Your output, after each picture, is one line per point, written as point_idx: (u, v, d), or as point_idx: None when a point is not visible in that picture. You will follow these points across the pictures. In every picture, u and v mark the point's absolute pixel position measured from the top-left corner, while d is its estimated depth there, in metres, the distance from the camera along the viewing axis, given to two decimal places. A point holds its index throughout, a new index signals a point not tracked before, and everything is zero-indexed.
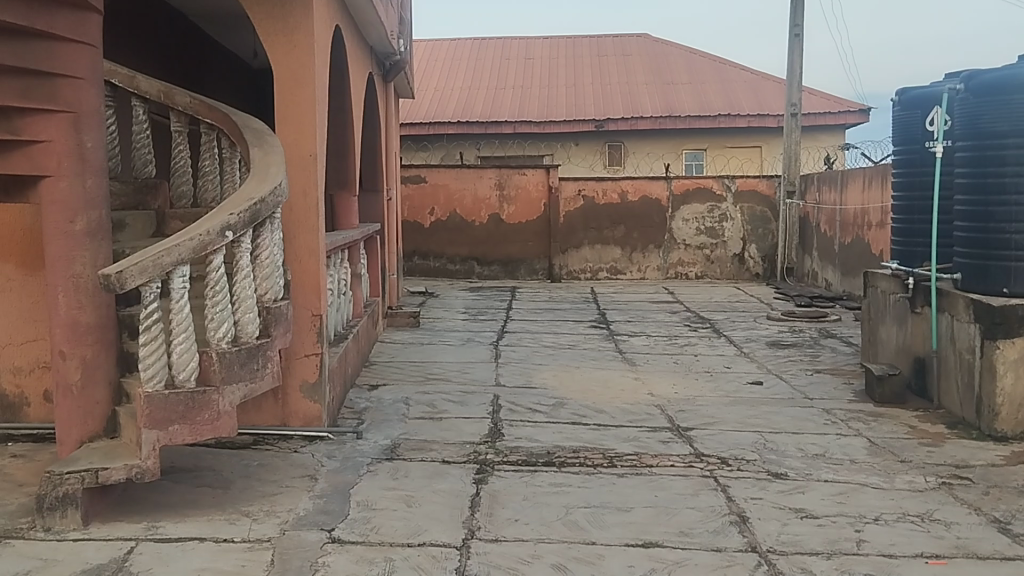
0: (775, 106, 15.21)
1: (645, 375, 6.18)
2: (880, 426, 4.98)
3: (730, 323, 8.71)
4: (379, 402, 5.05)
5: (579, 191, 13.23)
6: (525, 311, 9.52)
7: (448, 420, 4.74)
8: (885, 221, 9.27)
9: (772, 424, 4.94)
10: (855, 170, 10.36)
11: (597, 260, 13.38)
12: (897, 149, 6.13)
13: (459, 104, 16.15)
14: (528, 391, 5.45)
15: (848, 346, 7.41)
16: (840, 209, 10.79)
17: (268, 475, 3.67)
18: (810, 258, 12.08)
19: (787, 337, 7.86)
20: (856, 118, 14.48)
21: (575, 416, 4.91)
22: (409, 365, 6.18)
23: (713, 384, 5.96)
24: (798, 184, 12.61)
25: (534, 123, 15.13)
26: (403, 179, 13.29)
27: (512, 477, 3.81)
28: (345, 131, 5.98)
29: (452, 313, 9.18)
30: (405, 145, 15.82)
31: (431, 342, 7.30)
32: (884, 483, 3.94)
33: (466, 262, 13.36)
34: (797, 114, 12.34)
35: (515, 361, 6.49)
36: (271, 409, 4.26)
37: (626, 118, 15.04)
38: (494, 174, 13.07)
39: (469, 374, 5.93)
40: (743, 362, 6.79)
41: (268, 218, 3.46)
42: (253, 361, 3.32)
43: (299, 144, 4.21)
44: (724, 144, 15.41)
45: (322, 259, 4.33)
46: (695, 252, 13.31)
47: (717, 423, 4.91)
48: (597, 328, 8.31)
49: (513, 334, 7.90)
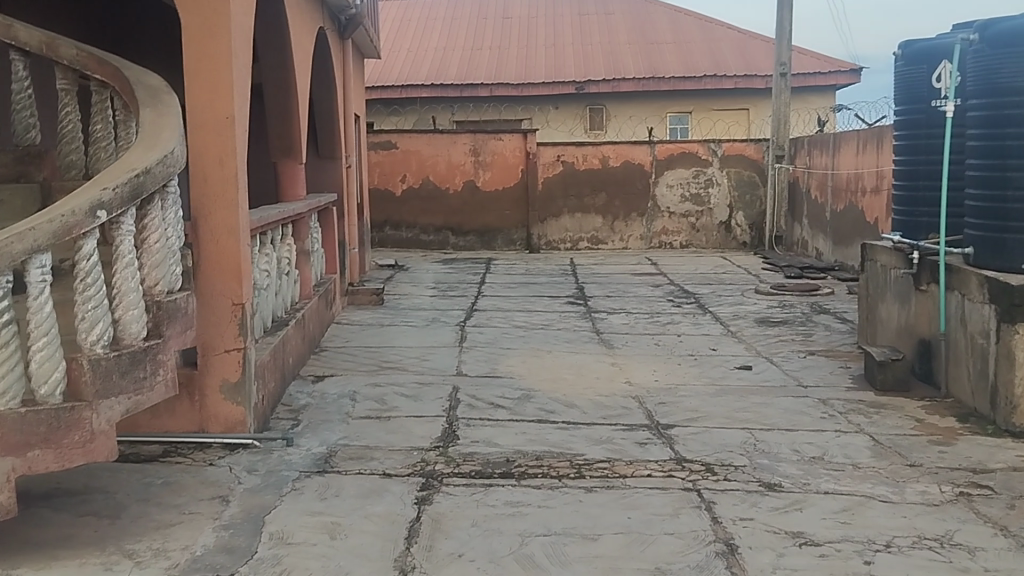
0: (763, 66, 14.59)
1: (623, 360, 5.64)
2: (884, 419, 4.44)
3: (716, 298, 8.15)
4: (321, 398, 4.49)
5: (558, 157, 12.61)
6: (500, 286, 8.94)
7: (396, 419, 4.18)
8: (882, 187, 8.70)
9: (763, 418, 4.40)
10: (848, 133, 9.78)
11: (577, 229, 12.80)
12: (899, 108, 5.56)
13: (433, 66, 15.44)
14: (492, 382, 4.89)
15: (843, 323, 6.88)
16: (833, 174, 10.21)
17: (171, 497, 3.10)
18: (800, 225, 11.52)
19: (777, 313, 7.33)
20: (848, 78, 13.90)
21: (542, 412, 4.36)
22: (363, 351, 5.60)
23: (698, 370, 5.41)
24: (788, 148, 12.04)
25: (512, 86, 14.48)
26: (373, 144, 12.61)
27: (461, 494, 3.25)
28: (286, 90, 5.37)
29: (420, 289, 8.59)
30: (376, 109, 15.10)
31: (393, 323, 6.73)
32: (894, 496, 3.40)
33: (440, 232, 12.75)
34: (787, 73, 11.75)
35: (481, 345, 5.92)
36: (186, 414, 3.69)
37: (608, 80, 14.39)
38: (468, 140, 12.47)
39: (428, 361, 5.36)
40: (730, 343, 6.24)
41: (158, 192, 2.85)
42: (137, 368, 2.73)
43: (213, 104, 3.59)
44: (710, 107, 14.78)
45: (244, 240, 3.73)
46: (680, 220, 12.74)
47: (700, 419, 4.36)
48: (574, 304, 7.76)
49: (483, 312, 7.32)
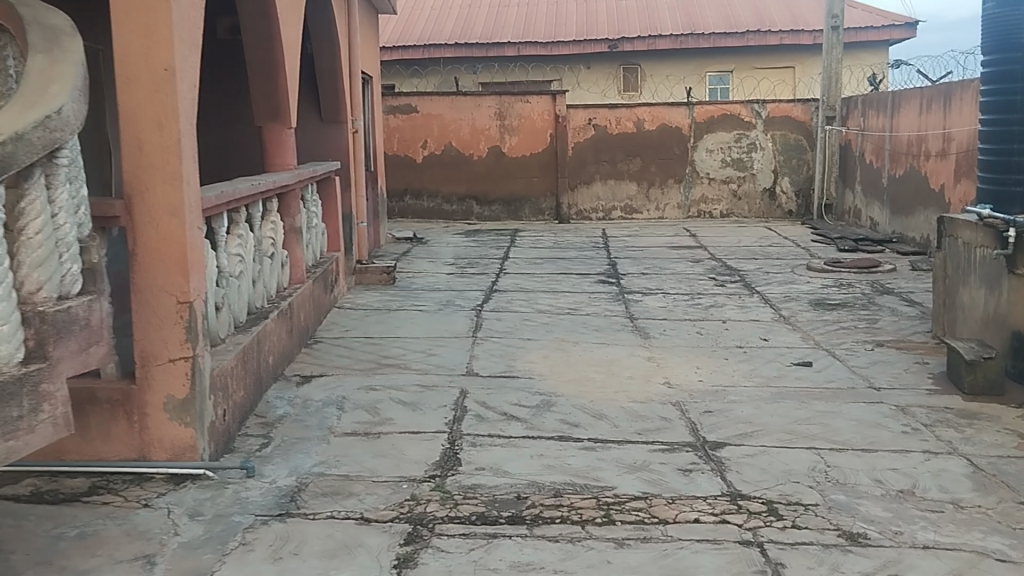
0: (811, 21, 13.61)
1: (661, 353, 4.88)
2: (980, 435, 3.65)
3: (763, 275, 7.35)
4: (303, 408, 3.78)
5: (589, 120, 11.79)
6: (524, 261, 8.18)
7: (388, 436, 3.46)
8: (949, 151, 7.82)
9: (832, 433, 3.64)
10: (908, 91, 8.85)
11: (610, 197, 11.99)
12: (988, 58, 4.70)
13: (458, 24, 14.61)
14: (506, 386, 4.16)
15: (911, 306, 6.05)
16: (891, 136, 9.30)
17: (83, 559, 2.42)
18: (853, 192, 10.63)
19: (834, 294, 6.52)
20: (903, 33, 12.87)
21: (564, 427, 3.63)
22: (361, 345, 4.89)
23: (749, 366, 4.65)
24: (839, 108, 11.09)
25: (541, 44, 13.62)
26: (393, 107, 11.85)
27: (455, 552, 2.54)
28: (271, 42, 4.66)
29: (437, 266, 7.87)
30: (396, 70, 14.32)
31: (401, 307, 6.01)
32: (1015, 552, 2.63)
33: (464, 202, 11.99)
34: (839, 26, 10.79)
35: (497, 335, 5.18)
36: (124, 438, 3.01)
37: (643, 37, 13.49)
38: (494, 103, 11.69)
39: (435, 357, 4.64)
40: (784, 331, 5.46)
41: (40, 162, 2.12)
42: (6, 406, 2.00)
43: (149, 53, 2.88)
44: (753, 65, 13.82)
45: (193, 223, 3.03)
46: (720, 186, 11.88)
47: (756, 435, 3.60)
48: (605, 283, 6.99)
49: (503, 293, 6.58)
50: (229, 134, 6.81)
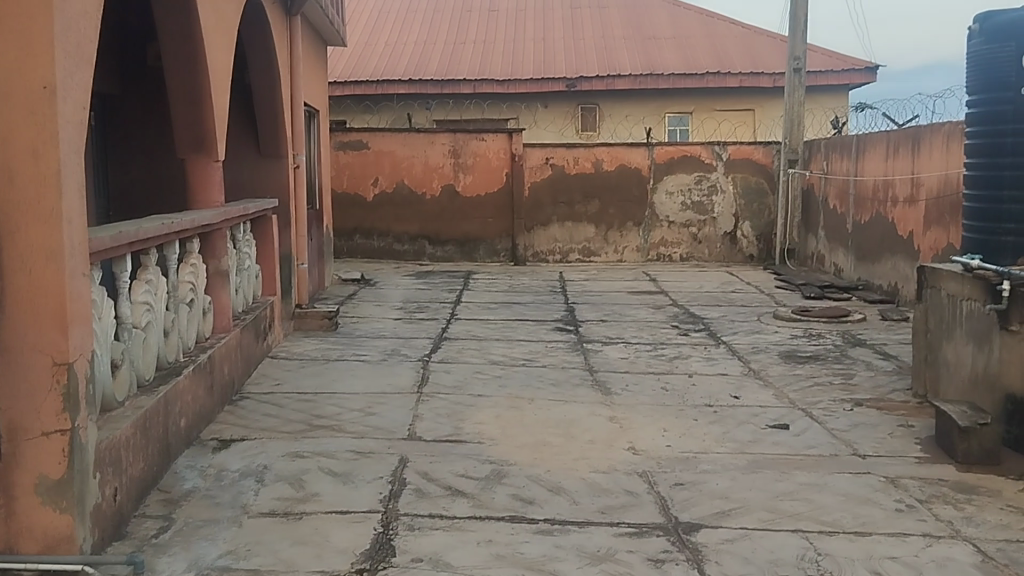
0: (771, 64, 13.47)
1: (624, 412, 4.46)
2: (983, 514, 3.25)
3: (729, 323, 6.98)
4: (215, 481, 3.28)
5: (547, 159, 11.44)
6: (478, 306, 7.74)
7: (311, 518, 2.97)
8: (918, 197, 7.57)
9: (819, 512, 3.22)
10: (873, 135, 8.62)
11: (567, 239, 11.62)
12: (973, 99, 4.40)
13: (413, 60, 14.25)
14: (452, 452, 3.69)
15: (886, 360, 5.70)
16: (855, 181, 9.07)
17: None
18: (815, 238, 10.38)
19: (804, 345, 6.16)
20: (862, 77, 12.77)
21: (517, 505, 3.17)
22: (292, 401, 4.39)
23: (720, 429, 4.23)
24: (801, 151, 10.87)
25: (497, 82, 13.30)
26: (342, 143, 11.41)
27: None
28: (196, 65, 4.18)
29: (385, 310, 7.39)
30: (347, 106, 13.91)
31: (341, 356, 5.53)
32: None
33: (416, 242, 11.54)
34: (801, 68, 10.57)
35: (444, 391, 4.72)
36: None
37: (602, 76, 13.24)
38: (448, 140, 11.32)
39: (373, 417, 4.15)
40: (754, 387, 5.06)
41: None
42: None
43: (22, 67, 2.40)
44: (712, 107, 13.63)
45: (76, 270, 2.54)
46: (680, 230, 11.57)
47: (735, 515, 3.16)
48: (563, 332, 6.57)
49: (454, 342, 6.12)
50: (159, 167, 6.35)
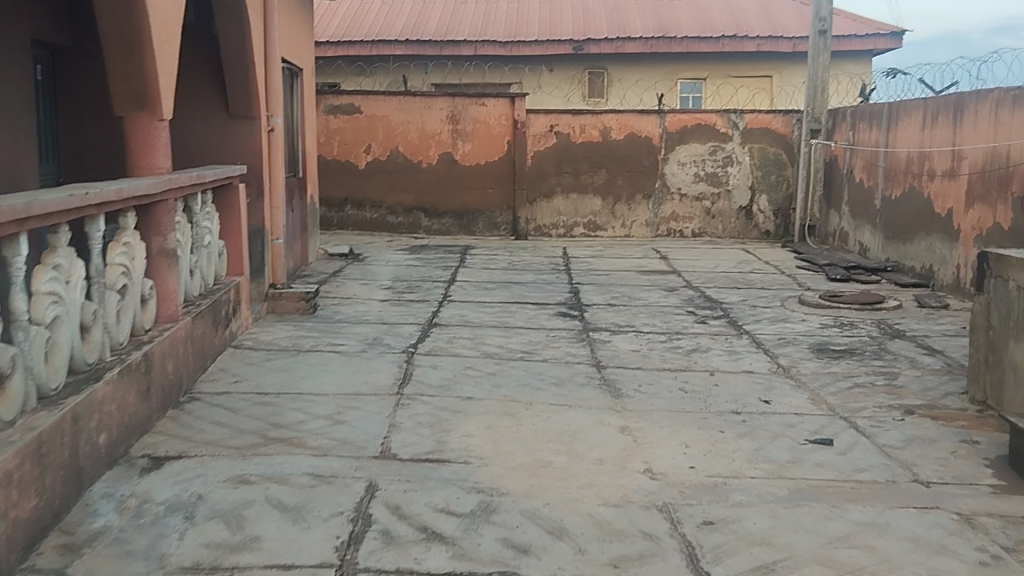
0: (792, 27, 12.69)
1: (637, 421, 3.81)
2: None
3: (750, 309, 6.33)
4: (135, 518, 2.64)
5: (551, 126, 10.72)
6: (473, 286, 7.08)
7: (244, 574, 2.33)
8: (959, 171, 6.88)
9: (886, 567, 2.57)
10: (908, 103, 7.90)
11: (572, 212, 10.93)
12: None
13: (411, 20, 13.49)
14: (431, 477, 3.05)
15: (932, 356, 5.04)
16: (886, 152, 8.36)
17: None
18: (839, 214, 9.69)
19: (837, 337, 5.50)
20: (888, 43, 12.01)
21: (508, 556, 2.51)
22: (249, 405, 3.74)
23: (753, 444, 3.58)
24: (825, 121, 10.13)
25: (500, 43, 12.55)
26: (333, 107, 10.68)
27: None
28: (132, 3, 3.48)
29: (371, 290, 6.73)
30: (339, 67, 13.15)
31: (315, 346, 4.87)
32: None
33: (411, 213, 10.86)
34: (827, 31, 9.78)
35: (429, 391, 4.07)
36: None
37: (611, 39, 12.48)
38: (446, 104, 10.60)
39: (341, 428, 3.50)
40: (787, 389, 4.41)
41: None
42: None
43: None
44: (728, 73, 12.89)
45: None
46: (692, 203, 10.88)
47: (782, 570, 2.51)
48: (567, 318, 5.91)
49: (444, 329, 5.46)
50: (117, 129, 5.68)
